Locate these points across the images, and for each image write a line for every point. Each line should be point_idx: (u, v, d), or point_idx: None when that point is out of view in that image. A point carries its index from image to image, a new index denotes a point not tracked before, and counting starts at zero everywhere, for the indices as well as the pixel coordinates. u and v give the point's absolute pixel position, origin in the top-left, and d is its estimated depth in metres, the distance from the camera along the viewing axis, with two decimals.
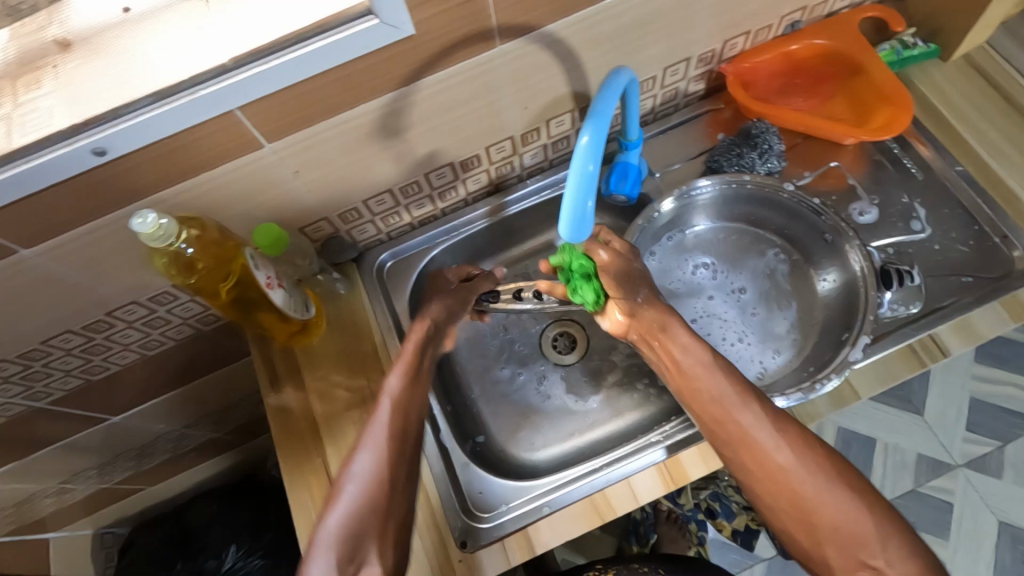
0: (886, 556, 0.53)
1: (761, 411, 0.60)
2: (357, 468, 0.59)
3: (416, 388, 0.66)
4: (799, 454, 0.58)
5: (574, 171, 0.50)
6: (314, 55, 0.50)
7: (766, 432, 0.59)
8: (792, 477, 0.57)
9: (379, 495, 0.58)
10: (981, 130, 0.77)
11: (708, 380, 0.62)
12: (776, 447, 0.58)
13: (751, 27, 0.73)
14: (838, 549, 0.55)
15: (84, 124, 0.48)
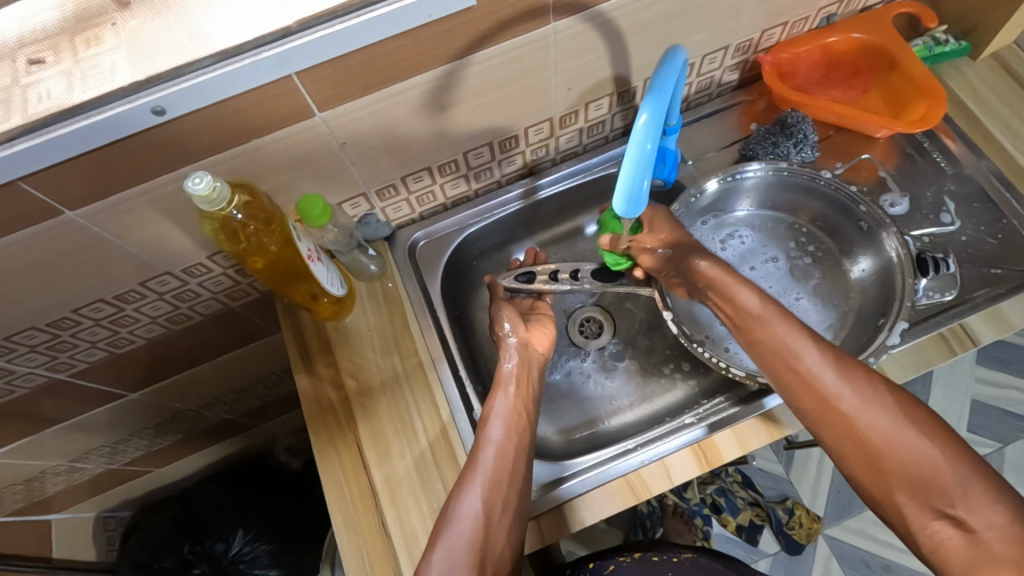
0: (967, 506, 0.52)
1: (835, 357, 0.60)
2: (465, 505, 0.62)
3: (518, 419, 0.68)
4: (864, 398, 0.57)
5: (633, 149, 0.51)
6: (378, 21, 0.50)
7: (832, 377, 0.59)
8: (851, 417, 0.57)
9: (479, 531, 0.61)
10: (1010, 127, 0.79)
11: (783, 330, 0.63)
12: (838, 391, 0.58)
13: (789, 18, 0.75)
14: (910, 496, 0.54)
15: (146, 81, 0.48)
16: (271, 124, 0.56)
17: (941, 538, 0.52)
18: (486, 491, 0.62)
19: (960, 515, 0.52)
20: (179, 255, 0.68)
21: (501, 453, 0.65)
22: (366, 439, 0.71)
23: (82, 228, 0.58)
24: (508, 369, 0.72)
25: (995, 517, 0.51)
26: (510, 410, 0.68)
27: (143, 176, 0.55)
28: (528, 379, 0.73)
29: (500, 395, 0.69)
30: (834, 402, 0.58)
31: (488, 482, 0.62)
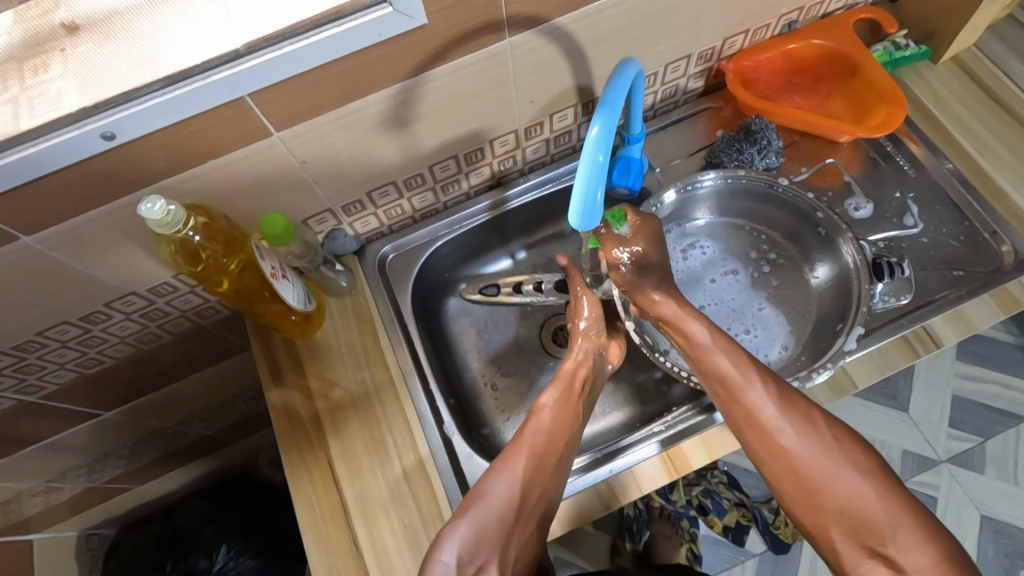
0: (898, 546, 0.57)
1: (777, 394, 0.63)
2: (494, 485, 0.63)
3: (574, 416, 0.69)
4: (801, 435, 0.62)
5: (584, 160, 0.52)
6: (328, 41, 0.50)
7: (773, 412, 0.62)
8: (799, 461, 0.61)
9: (512, 509, 0.62)
10: (971, 129, 0.80)
11: (715, 356, 0.66)
12: (779, 429, 0.62)
13: (750, 26, 0.75)
14: (847, 531, 0.59)
15: (94, 107, 0.48)
16: (227, 145, 0.56)
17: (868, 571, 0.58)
18: (526, 473, 0.63)
19: (890, 553, 0.57)
20: (144, 276, 0.68)
21: (539, 441, 0.66)
22: (337, 457, 0.71)
23: (40, 253, 0.58)
24: (572, 364, 0.72)
25: (922, 554, 0.56)
26: (572, 405, 0.70)
27: (99, 200, 0.55)
28: (597, 372, 0.73)
29: (563, 391, 0.70)
30: (792, 453, 0.61)
31: (528, 462, 0.64)
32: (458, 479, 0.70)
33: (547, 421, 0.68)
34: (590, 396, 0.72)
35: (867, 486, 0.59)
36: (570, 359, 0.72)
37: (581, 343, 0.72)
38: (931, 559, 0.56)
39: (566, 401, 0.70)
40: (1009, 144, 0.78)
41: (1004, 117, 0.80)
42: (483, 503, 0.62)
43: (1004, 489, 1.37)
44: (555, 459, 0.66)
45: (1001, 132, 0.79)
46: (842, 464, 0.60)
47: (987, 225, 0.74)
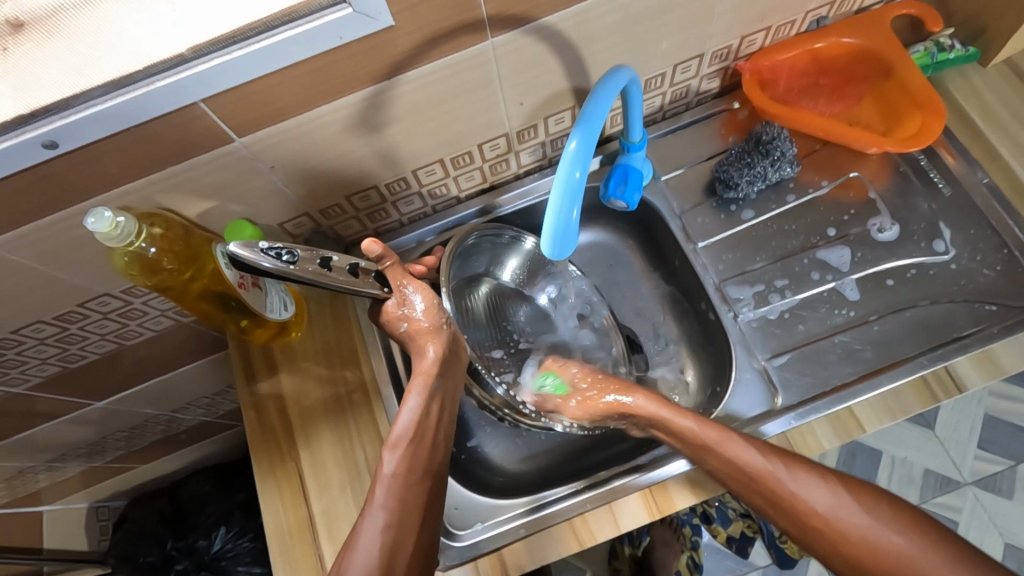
0: None
1: (771, 453, 0.57)
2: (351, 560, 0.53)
3: (429, 459, 0.60)
4: (829, 487, 0.56)
5: (559, 178, 0.47)
6: (282, 45, 0.46)
7: (784, 472, 0.56)
8: (812, 507, 0.55)
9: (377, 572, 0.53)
10: (1019, 143, 0.71)
11: (729, 441, 0.57)
12: (793, 485, 0.56)
13: (771, 23, 0.68)
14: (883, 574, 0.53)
15: (31, 116, 0.45)
16: (185, 153, 0.53)
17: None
18: (389, 521, 0.55)
19: None
20: (114, 279, 0.66)
21: (401, 489, 0.57)
22: (308, 469, 0.69)
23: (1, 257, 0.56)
24: (420, 397, 0.60)
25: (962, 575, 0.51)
26: (423, 443, 0.60)
27: (53, 207, 0.53)
28: (450, 389, 0.64)
29: (415, 433, 0.59)
30: (811, 512, 0.56)
31: (392, 515, 0.55)
32: None
33: (387, 489, 0.57)
34: (446, 429, 0.63)
35: (869, 516, 0.55)
36: (416, 386, 0.61)
37: (433, 350, 0.62)
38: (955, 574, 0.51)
39: (416, 448, 0.59)
40: None
41: None
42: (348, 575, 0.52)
43: None
44: (415, 511, 0.57)
45: None
46: (866, 509, 0.55)
47: None
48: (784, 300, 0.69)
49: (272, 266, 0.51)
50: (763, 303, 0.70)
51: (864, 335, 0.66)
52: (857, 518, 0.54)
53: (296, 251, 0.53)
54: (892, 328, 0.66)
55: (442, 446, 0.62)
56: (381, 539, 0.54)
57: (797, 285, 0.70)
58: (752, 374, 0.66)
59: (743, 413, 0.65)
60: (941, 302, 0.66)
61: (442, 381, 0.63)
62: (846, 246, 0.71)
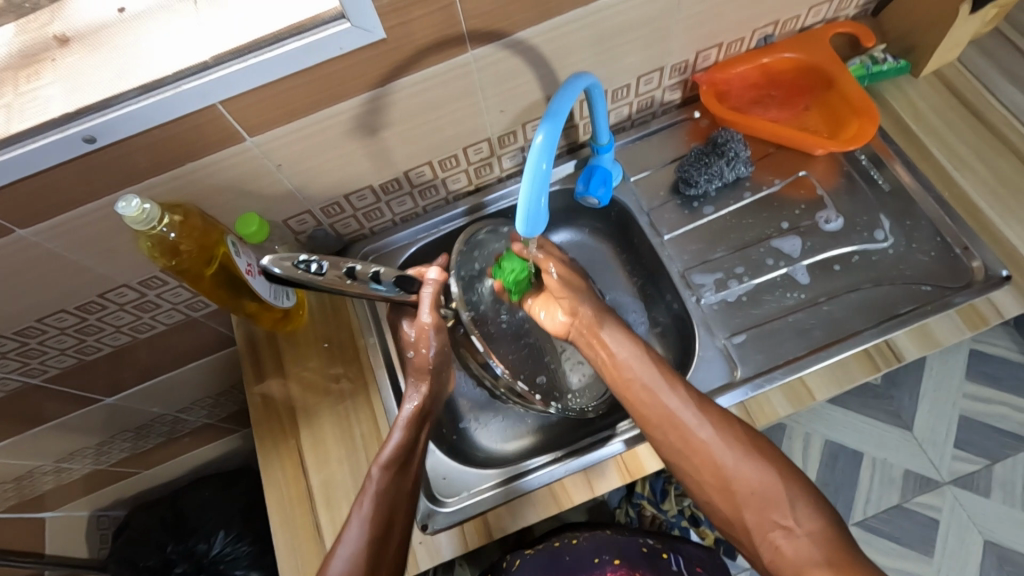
0: (795, 516, 0.59)
1: (687, 393, 0.64)
2: (337, 568, 0.59)
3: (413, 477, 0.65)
4: (720, 431, 0.63)
5: (528, 168, 0.54)
6: (291, 54, 0.54)
7: (693, 416, 0.63)
8: (714, 453, 0.62)
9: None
10: (948, 143, 0.79)
11: (653, 376, 0.65)
12: (698, 424, 0.63)
13: (722, 40, 0.76)
14: (752, 509, 0.61)
15: (76, 114, 0.52)
16: (204, 149, 0.60)
17: (776, 546, 0.59)
18: (376, 530, 0.61)
19: (787, 524, 0.59)
20: (133, 269, 0.73)
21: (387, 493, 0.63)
22: (308, 447, 0.75)
23: (36, 244, 0.63)
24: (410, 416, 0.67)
25: (815, 524, 0.59)
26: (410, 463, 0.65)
27: (86, 197, 0.60)
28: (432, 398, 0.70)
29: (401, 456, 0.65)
30: (703, 447, 0.62)
31: (376, 522, 0.61)
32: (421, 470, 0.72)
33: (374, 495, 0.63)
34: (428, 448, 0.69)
35: (766, 470, 0.61)
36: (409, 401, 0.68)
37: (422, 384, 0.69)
38: (817, 520, 0.59)
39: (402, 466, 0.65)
40: (990, 159, 0.78)
41: (982, 131, 0.80)
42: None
43: (1013, 515, 1.28)
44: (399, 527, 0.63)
45: (982, 149, 0.78)
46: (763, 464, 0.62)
47: (960, 240, 0.73)
48: (742, 285, 0.76)
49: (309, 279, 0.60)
50: (723, 287, 0.76)
51: (813, 314, 0.73)
52: (756, 471, 0.61)
53: (324, 263, 0.61)
54: (839, 308, 0.73)
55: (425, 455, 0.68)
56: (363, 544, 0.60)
57: (753, 271, 0.77)
58: (712, 349, 0.73)
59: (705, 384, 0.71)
60: (881, 284, 0.74)
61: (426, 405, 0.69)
62: (797, 236, 0.78)
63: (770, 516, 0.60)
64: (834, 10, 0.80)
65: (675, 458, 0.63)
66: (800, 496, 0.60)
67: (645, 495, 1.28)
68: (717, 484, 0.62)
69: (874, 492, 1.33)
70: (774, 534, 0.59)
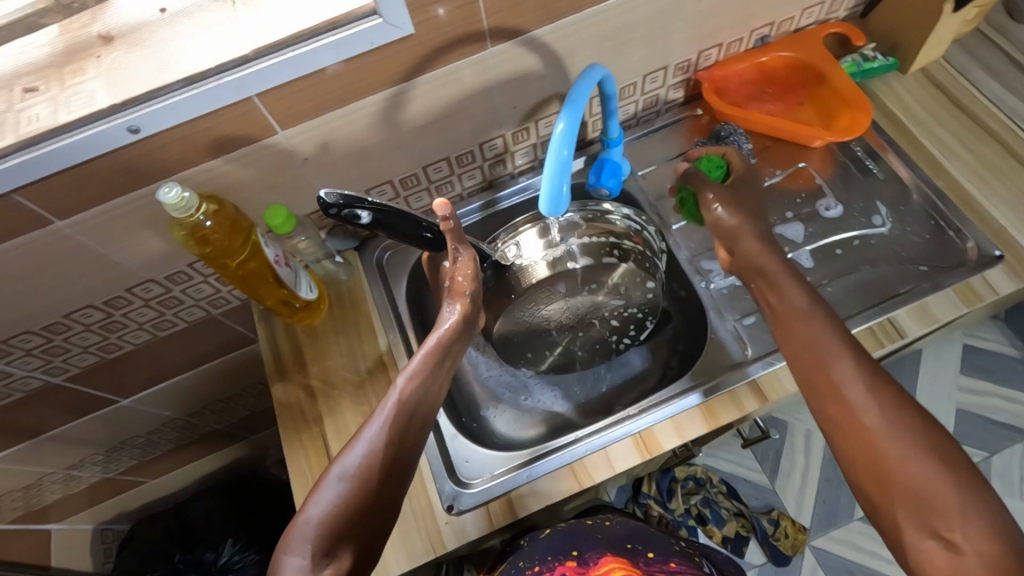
0: (964, 529, 0.47)
1: (863, 368, 0.56)
2: (339, 471, 0.57)
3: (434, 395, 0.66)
4: (885, 410, 0.53)
5: (551, 155, 0.58)
6: (325, 47, 0.57)
7: (861, 389, 0.55)
8: (877, 436, 0.52)
9: (373, 475, 0.58)
10: (937, 134, 0.84)
11: (823, 335, 0.59)
12: (864, 402, 0.54)
13: (722, 39, 0.81)
14: (907, 509, 0.50)
15: (121, 105, 0.55)
16: (237, 141, 0.63)
17: (925, 554, 0.48)
18: (395, 432, 0.61)
19: (954, 537, 0.47)
20: (160, 263, 0.75)
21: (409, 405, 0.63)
22: (332, 436, 0.76)
23: (70, 237, 0.65)
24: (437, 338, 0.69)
25: (988, 543, 0.46)
26: (435, 379, 0.66)
27: (123, 189, 0.62)
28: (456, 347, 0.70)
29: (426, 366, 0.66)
30: (865, 424, 0.53)
31: (393, 434, 0.60)
32: (444, 454, 0.74)
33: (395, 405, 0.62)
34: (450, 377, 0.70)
35: (937, 468, 0.50)
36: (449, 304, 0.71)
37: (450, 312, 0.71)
38: (995, 545, 0.46)
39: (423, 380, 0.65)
40: (977, 149, 0.82)
41: (968, 123, 0.84)
42: (348, 465, 0.57)
43: (1012, 504, 1.31)
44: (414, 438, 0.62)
45: (968, 139, 0.83)
46: (935, 460, 0.50)
47: (952, 223, 0.77)
48: None
49: (371, 199, 0.61)
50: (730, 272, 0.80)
51: None
52: (916, 467, 0.50)
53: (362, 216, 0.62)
54: (842, 289, 0.76)
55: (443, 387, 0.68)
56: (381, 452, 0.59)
57: None
58: (727, 331, 0.76)
59: (717, 364, 0.74)
60: (881, 266, 0.77)
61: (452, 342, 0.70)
62: (799, 222, 0.82)
63: (925, 521, 0.48)
64: (826, 11, 0.85)
65: (833, 435, 0.55)
66: (976, 508, 0.48)
67: (652, 494, 1.32)
68: (870, 475, 0.52)
69: None
70: (927, 544, 0.48)
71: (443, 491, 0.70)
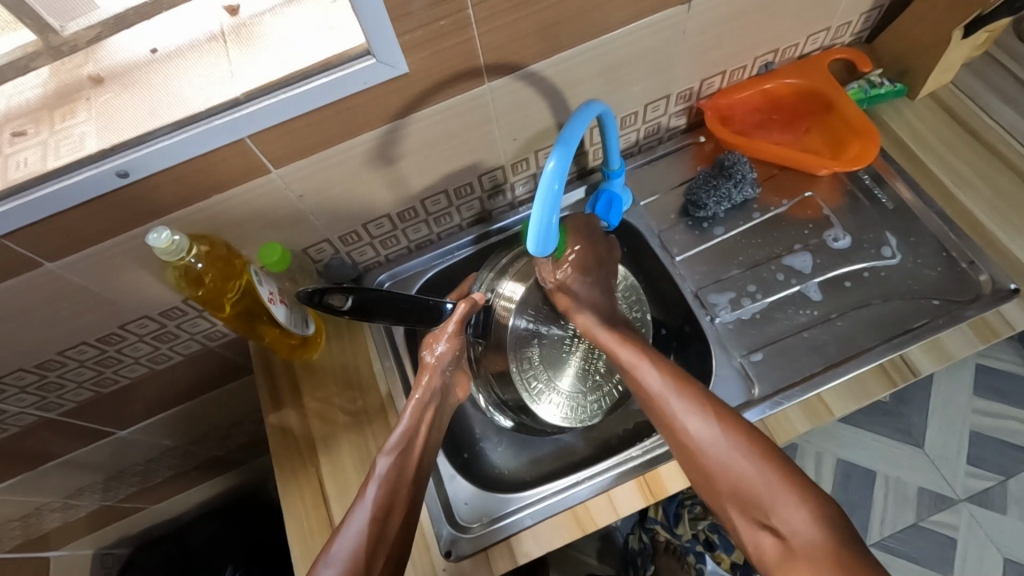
0: (783, 516, 0.54)
1: (687, 396, 0.62)
2: (335, 549, 0.59)
3: (415, 470, 0.64)
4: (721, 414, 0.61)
5: (541, 189, 0.56)
6: (319, 89, 0.56)
7: (678, 400, 0.62)
8: (694, 442, 0.60)
9: (361, 565, 0.58)
10: (946, 161, 0.82)
11: (647, 371, 0.65)
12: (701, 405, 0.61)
13: (725, 67, 0.79)
14: (738, 508, 0.57)
15: (111, 150, 0.55)
16: (231, 181, 0.62)
17: (760, 544, 0.55)
18: (377, 515, 0.60)
19: (775, 524, 0.55)
20: (154, 300, 0.74)
21: (393, 483, 0.62)
22: (328, 474, 0.75)
23: (62, 278, 0.64)
24: (414, 411, 0.67)
25: (801, 521, 0.54)
26: (414, 456, 0.65)
27: (115, 231, 0.61)
28: (439, 416, 0.69)
29: (407, 444, 0.65)
30: (688, 439, 0.61)
31: (380, 512, 0.61)
32: (442, 496, 0.72)
33: (376, 489, 0.62)
34: (433, 451, 0.67)
35: (748, 464, 0.57)
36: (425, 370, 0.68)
37: (426, 381, 0.68)
38: (810, 522, 0.53)
39: (404, 459, 0.64)
40: (988, 176, 0.80)
41: (979, 150, 0.82)
42: (335, 558, 0.58)
43: None
44: (402, 512, 0.62)
45: (979, 166, 0.81)
46: (751, 457, 0.58)
47: (966, 255, 0.75)
48: (755, 303, 0.77)
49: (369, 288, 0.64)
50: (737, 306, 0.78)
51: (827, 330, 0.74)
52: (731, 463, 0.58)
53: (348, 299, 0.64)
54: (852, 323, 0.74)
55: (428, 463, 0.67)
56: (368, 530, 0.60)
57: (766, 289, 0.78)
58: (729, 369, 0.74)
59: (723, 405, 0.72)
60: (892, 299, 0.75)
61: (432, 403, 0.68)
62: (807, 252, 0.80)
63: (754, 516, 0.56)
64: (831, 37, 0.83)
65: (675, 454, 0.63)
66: (786, 491, 0.55)
67: (658, 520, 1.24)
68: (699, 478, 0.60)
69: (889, 512, 1.32)
70: (761, 536, 0.56)
71: (441, 535, 0.68)
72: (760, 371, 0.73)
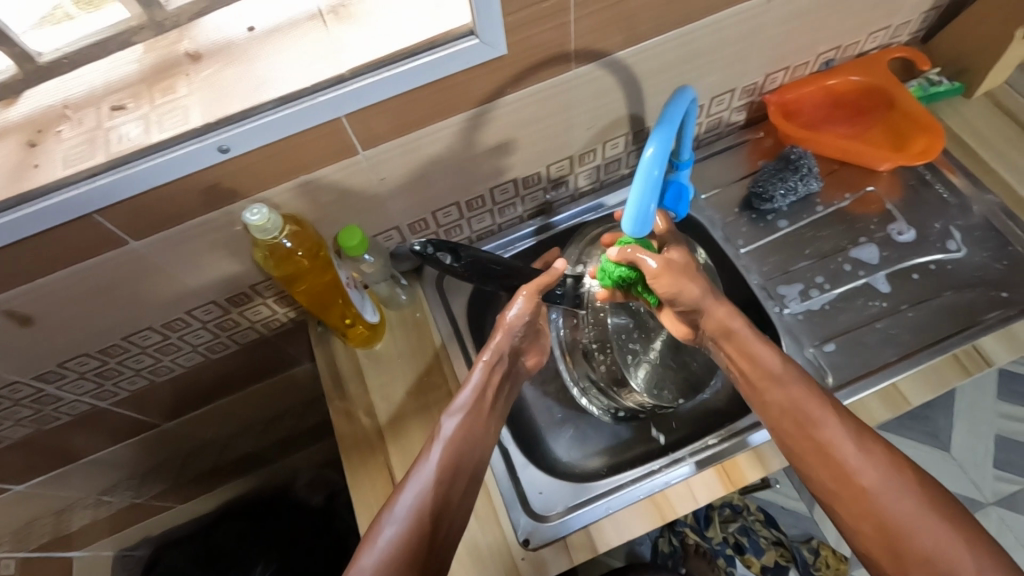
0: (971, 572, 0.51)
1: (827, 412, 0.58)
2: (401, 506, 0.58)
3: (481, 432, 0.64)
4: (861, 449, 0.56)
5: (640, 175, 0.57)
6: (423, 66, 0.56)
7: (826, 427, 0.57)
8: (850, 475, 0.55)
9: (424, 529, 0.57)
10: (1004, 157, 0.83)
11: (790, 399, 0.59)
12: (834, 440, 0.57)
13: (791, 63, 0.80)
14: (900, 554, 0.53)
15: (215, 124, 0.54)
16: (318, 161, 0.62)
17: None
18: (442, 477, 0.60)
19: None
20: (225, 284, 0.73)
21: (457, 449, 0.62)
22: (397, 462, 0.74)
23: (143, 257, 0.63)
24: (483, 371, 0.65)
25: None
26: (483, 416, 0.65)
27: (203, 210, 0.61)
28: (507, 374, 0.68)
29: (474, 404, 0.64)
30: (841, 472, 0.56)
31: (445, 471, 0.60)
32: (517, 485, 0.71)
33: (440, 451, 0.61)
34: (498, 415, 0.67)
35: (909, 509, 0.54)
36: (500, 328, 0.66)
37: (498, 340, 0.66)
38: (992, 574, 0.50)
39: (472, 420, 0.64)
40: None
41: None
42: (398, 516, 0.57)
43: None
44: (467, 475, 0.62)
45: None
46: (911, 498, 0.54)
47: None
48: (824, 294, 0.78)
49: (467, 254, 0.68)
50: (806, 297, 0.78)
51: (897, 321, 0.75)
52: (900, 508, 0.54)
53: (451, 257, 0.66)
54: (922, 315, 0.75)
55: (496, 420, 0.66)
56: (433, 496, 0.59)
57: (834, 281, 0.79)
58: (800, 359, 0.74)
59: None
60: (960, 291, 0.76)
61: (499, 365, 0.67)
62: (873, 244, 0.81)
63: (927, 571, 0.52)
64: (890, 36, 0.85)
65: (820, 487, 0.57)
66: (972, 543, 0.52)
67: (688, 522, 1.24)
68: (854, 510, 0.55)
69: None
70: None
71: (519, 524, 0.68)
72: (833, 362, 0.73)
